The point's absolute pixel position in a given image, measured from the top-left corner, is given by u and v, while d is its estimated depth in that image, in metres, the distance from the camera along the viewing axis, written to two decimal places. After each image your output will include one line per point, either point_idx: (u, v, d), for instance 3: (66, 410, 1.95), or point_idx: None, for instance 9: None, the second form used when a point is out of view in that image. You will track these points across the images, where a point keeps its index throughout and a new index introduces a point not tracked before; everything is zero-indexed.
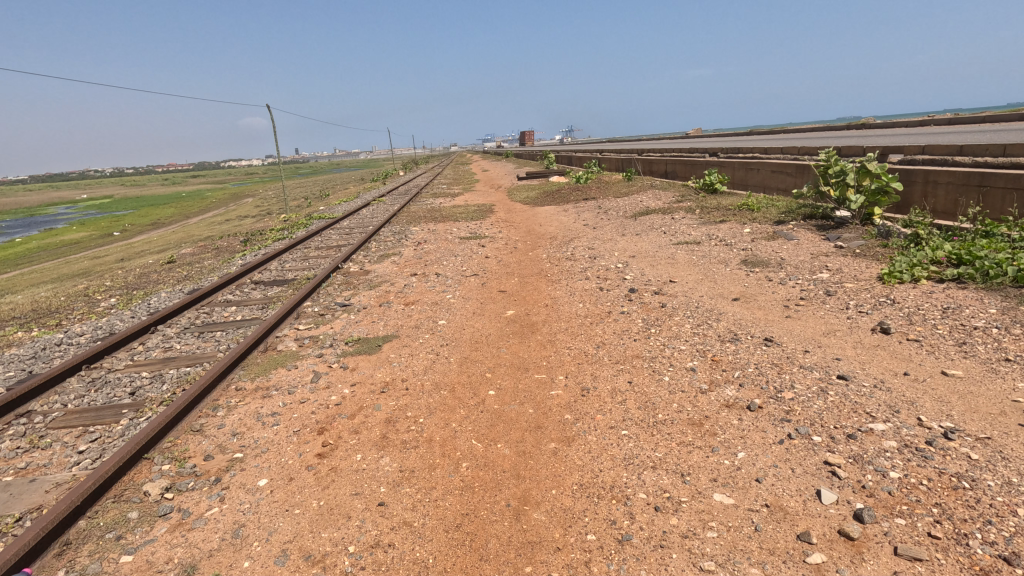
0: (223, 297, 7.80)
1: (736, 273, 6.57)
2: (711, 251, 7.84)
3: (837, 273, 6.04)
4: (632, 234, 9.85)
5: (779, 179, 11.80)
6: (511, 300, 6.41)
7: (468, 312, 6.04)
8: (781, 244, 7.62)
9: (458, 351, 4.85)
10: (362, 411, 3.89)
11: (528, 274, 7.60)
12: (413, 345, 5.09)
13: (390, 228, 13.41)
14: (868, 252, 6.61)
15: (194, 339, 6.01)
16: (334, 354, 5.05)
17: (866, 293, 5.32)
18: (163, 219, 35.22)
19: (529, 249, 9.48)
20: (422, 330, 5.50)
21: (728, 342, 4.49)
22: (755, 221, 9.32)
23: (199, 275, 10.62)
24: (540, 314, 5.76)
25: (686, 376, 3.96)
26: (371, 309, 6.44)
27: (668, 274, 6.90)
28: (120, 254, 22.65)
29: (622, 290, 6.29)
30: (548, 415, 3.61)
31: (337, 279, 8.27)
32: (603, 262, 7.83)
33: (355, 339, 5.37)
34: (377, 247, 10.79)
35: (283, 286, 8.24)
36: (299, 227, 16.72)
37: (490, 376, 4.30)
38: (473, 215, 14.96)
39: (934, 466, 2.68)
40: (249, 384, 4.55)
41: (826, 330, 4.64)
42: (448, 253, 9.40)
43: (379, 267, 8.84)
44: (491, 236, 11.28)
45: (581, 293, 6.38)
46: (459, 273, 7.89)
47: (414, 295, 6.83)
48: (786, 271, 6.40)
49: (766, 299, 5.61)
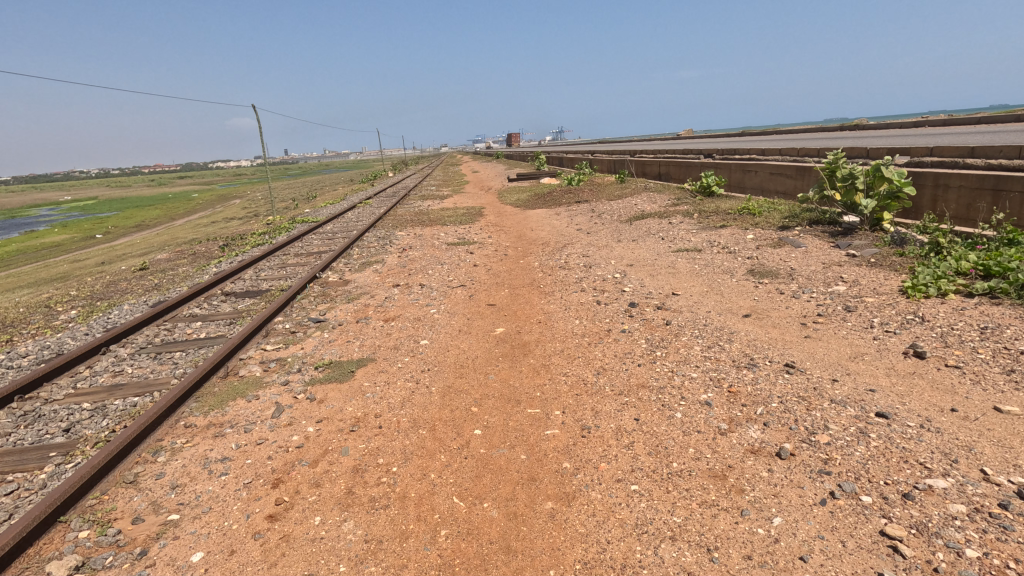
0: (188, 312, 7.19)
1: (744, 285, 6.08)
2: (714, 259, 7.35)
3: (854, 285, 5.57)
4: (628, 240, 9.35)
5: (779, 182, 11.39)
6: (500, 315, 5.88)
7: (453, 330, 5.50)
8: (788, 252, 7.16)
9: (441, 379, 4.31)
10: (326, 457, 3.34)
11: (519, 285, 7.06)
12: (390, 371, 4.54)
13: (375, 232, 12.85)
14: (885, 262, 6.15)
15: (148, 362, 5.41)
16: (302, 382, 4.48)
17: (890, 310, 4.84)
18: (146, 221, 34.39)
19: (520, 256, 8.96)
20: (402, 352, 4.95)
21: (745, 369, 3.98)
22: (757, 226, 8.86)
23: (169, 285, 9.99)
24: (533, 332, 5.23)
25: (701, 412, 3.45)
26: (347, 326, 5.87)
27: (670, 285, 6.40)
28: (99, 257, 21.94)
29: (621, 305, 5.78)
30: (543, 464, 3.08)
31: (314, 290, 7.71)
32: (599, 272, 7.33)
33: (326, 364, 4.81)
34: (359, 254, 10.21)
35: (255, 298, 7.64)
36: (282, 231, 16.11)
37: (476, 411, 3.77)
38: (462, 219, 14.43)
39: (1018, 543, 2.18)
40: (200, 420, 3.97)
41: (852, 354, 4.14)
42: (434, 261, 8.87)
43: (360, 277, 8.29)
44: (480, 241, 10.76)
45: (577, 308, 5.86)
46: (445, 283, 7.35)
47: (395, 310, 6.27)
48: (798, 283, 5.93)
49: (780, 315, 5.13)
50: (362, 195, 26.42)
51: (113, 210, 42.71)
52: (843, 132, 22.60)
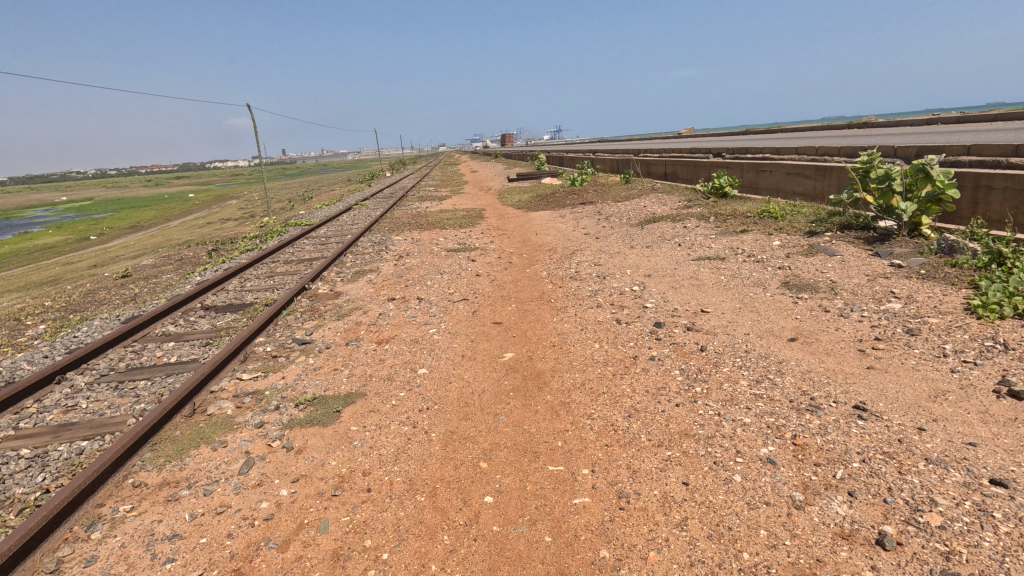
0: (161, 330, 6.49)
1: (781, 302, 5.42)
2: (741, 269, 6.68)
3: (910, 303, 4.91)
4: (641, 246, 8.67)
5: (798, 183, 10.75)
6: (508, 336, 5.22)
7: (455, 355, 4.84)
8: (824, 262, 6.51)
9: (442, 424, 3.64)
10: (301, 536, 2.67)
11: (526, 299, 6.39)
12: (383, 411, 3.87)
13: (370, 237, 12.19)
14: (937, 274, 5.50)
15: (107, 394, 4.72)
16: (279, 424, 3.81)
17: (962, 333, 4.17)
18: (142, 222, 33.65)
19: (526, 265, 8.28)
20: (396, 386, 4.27)
21: (807, 414, 3.31)
22: (783, 231, 8.19)
23: (150, 295, 9.32)
24: (546, 359, 4.57)
25: (765, 475, 2.79)
26: (335, 349, 5.20)
27: (697, 301, 5.74)
28: (91, 260, 21.24)
29: (645, 324, 5.12)
30: (575, 552, 2.42)
31: (302, 303, 7.05)
32: (615, 283, 6.68)
33: (310, 400, 4.14)
34: (353, 262, 9.54)
35: (237, 313, 6.95)
36: (274, 235, 15.44)
37: (486, 468, 3.12)
38: (462, 221, 13.78)
39: None
40: (153, 478, 3.30)
41: (932, 392, 3.47)
42: (433, 270, 8.22)
43: (352, 288, 7.63)
44: (482, 247, 10.10)
45: (594, 327, 5.18)
46: (446, 296, 6.69)
47: (389, 330, 5.59)
48: (843, 299, 5.27)
49: (830, 338, 4.47)
50: (358, 196, 25.70)
51: (108, 211, 41.96)
52: (851, 131, 22.00)
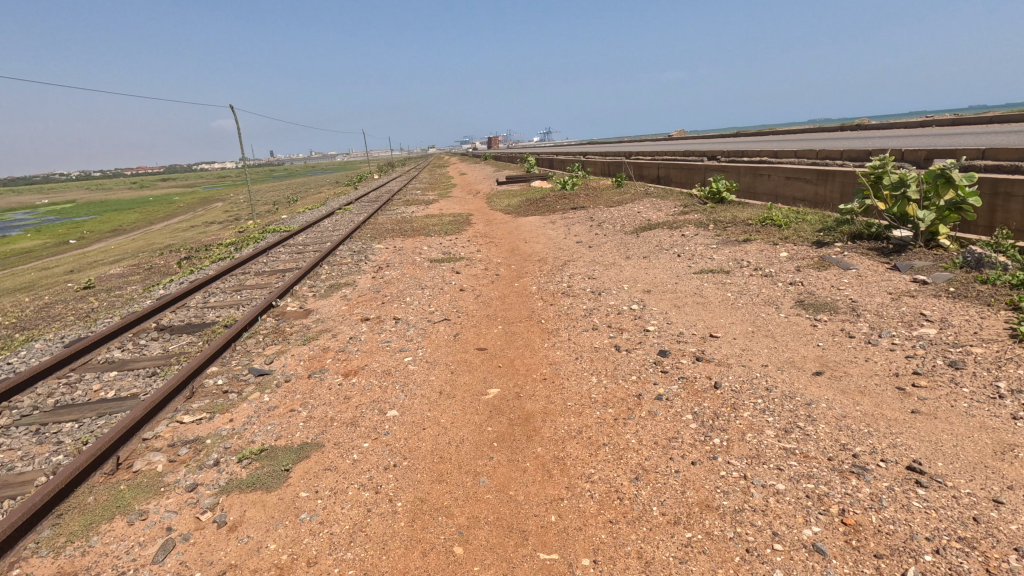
0: (105, 356, 5.79)
1: (798, 325, 4.86)
2: (748, 285, 6.13)
3: (945, 328, 4.36)
4: (638, 257, 8.09)
5: (800, 187, 10.26)
6: (494, 366, 4.61)
7: (432, 391, 4.21)
8: (838, 276, 5.97)
9: (411, 488, 3.02)
10: None
11: (514, 320, 5.77)
12: (342, 469, 3.24)
13: (350, 245, 11.54)
14: (969, 292, 4.96)
15: (23, 441, 4.03)
16: (213, 487, 3.16)
17: (1015, 367, 3.62)
18: (123, 224, 32.70)
19: (514, 278, 7.67)
20: (360, 434, 3.64)
21: (853, 479, 2.72)
22: (789, 241, 7.66)
23: (106, 311, 8.59)
24: (537, 397, 3.96)
25: (814, 572, 2.20)
26: (296, 383, 4.56)
27: (703, 323, 5.16)
28: (68, 264, 20.40)
29: (648, 353, 4.53)
30: None
31: (267, 323, 6.39)
32: (611, 300, 6.10)
33: (257, 453, 3.49)
34: (329, 273, 8.87)
35: (193, 336, 6.26)
36: (251, 242, 14.72)
37: (462, 556, 2.50)
38: (448, 227, 13.17)
39: None
40: (46, 568, 2.64)
41: (999, 446, 2.90)
42: (414, 283, 7.60)
43: (325, 305, 6.98)
44: (468, 256, 9.49)
45: (590, 356, 4.58)
46: (426, 316, 6.08)
47: (359, 358, 4.96)
48: (867, 322, 4.71)
49: (860, 371, 3.91)
50: (342, 199, 24.97)
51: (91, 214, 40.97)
52: (844, 133, 21.67)
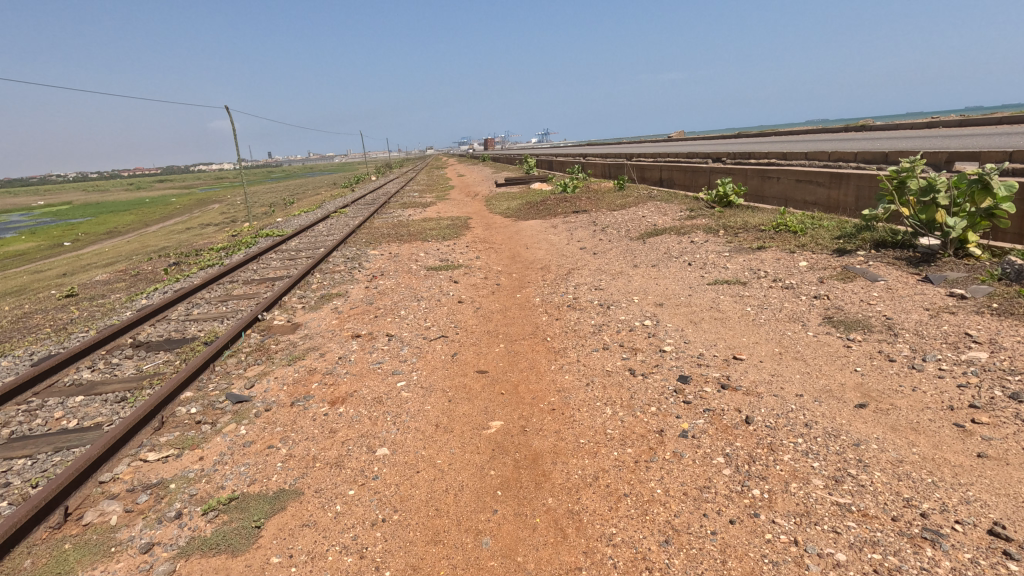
0: (74, 377, 5.33)
1: (830, 345, 4.43)
2: (769, 298, 5.70)
3: (997, 351, 3.92)
4: (646, 266, 7.65)
5: (812, 191, 9.86)
6: (496, 393, 4.17)
7: (427, 424, 3.77)
8: (866, 289, 5.54)
9: (402, 552, 2.58)
10: None
11: (516, 337, 5.33)
12: (323, 525, 2.79)
13: (344, 251, 11.10)
14: (1015, 308, 4.53)
15: None
16: (172, 549, 2.71)
17: None
18: (118, 226, 32.17)
19: (516, 288, 7.24)
20: (345, 478, 3.20)
21: (927, 548, 2.28)
22: (806, 248, 7.25)
23: (84, 323, 8.13)
24: (546, 433, 3.52)
25: None
26: (277, 413, 4.11)
27: (724, 343, 4.72)
28: (61, 267, 19.99)
29: (666, 379, 4.09)
30: None
31: (251, 339, 5.94)
32: (621, 315, 5.66)
33: (226, 502, 3.04)
34: (321, 282, 8.42)
35: (172, 353, 5.81)
36: (243, 247, 14.26)
37: None
38: (446, 232, 12.74)
39: None
40: None
41: None
42: (410, 294, 7.17)
43: (314, 318, 6.54)
44: (467, 264, 9.06)
45: (603, 382, 4.14)
46: (422, 332, 5.64)
47: (348, 382, 4.52)
48: (907, 343, 4.28)
49: (910, 403, 3.47)
50: (339, 202, 24.54)
51: (87, 215, 40.47)
52: (851, 134, 21.20)
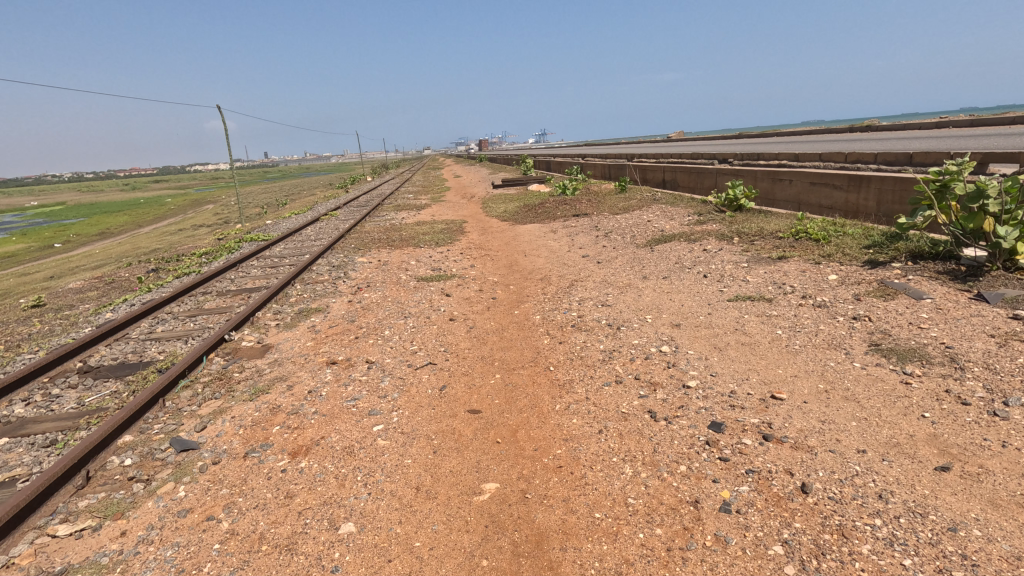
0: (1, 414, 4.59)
1: (885, 382, 3.75)
2: (801, 319, 5.02)
3: None
4: (657, 278, 6.96)
5: (830, 195, 9.16)
6: (490, 442, 3.46)
7: (405, 488, 3.06)
8: (913, 309, 4.86)
9: None
10: None
11: (514, 366, 4.62)
12: None
13: (330, 257, 10.40)
14: None
15: None
16: None
17: None
18: (108, 228, 31.36)
19: (513, 303, 6.54)
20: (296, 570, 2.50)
21: None
22: (833, 259, 6.57)
23: (38, 340, 7.38)
24: (552, 505, 2.82)
25: None
26: (227, 468, 3.41)
27: (758, 377, 4.03)
28: (48, 269, 19.28)
29: (695, 426, 3.39)
30: None
31: (213, 365, 5.21)
32: (633, 338, 4.97)
33: None
34: (300, 294, 7.72)
35: (122, 382, 5.08)
36: (227, 252, 13.50)
37: None
38: (440, 237, 12.07)
39: None
40: None
41: None
42: (396, 310, 6.48)
43: (287, 339, 5.83)
44: (460, 273, 8.37)
45: (619, 429, 3.45)
46: (406, 358, 4.94)
47: (316, 425, 3.82)
48: (979, 381, 3.58)
49: (1009, 467, 2.76)
50: (332, 203, 23.82)
51: (79, 215, 39.71)
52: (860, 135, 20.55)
